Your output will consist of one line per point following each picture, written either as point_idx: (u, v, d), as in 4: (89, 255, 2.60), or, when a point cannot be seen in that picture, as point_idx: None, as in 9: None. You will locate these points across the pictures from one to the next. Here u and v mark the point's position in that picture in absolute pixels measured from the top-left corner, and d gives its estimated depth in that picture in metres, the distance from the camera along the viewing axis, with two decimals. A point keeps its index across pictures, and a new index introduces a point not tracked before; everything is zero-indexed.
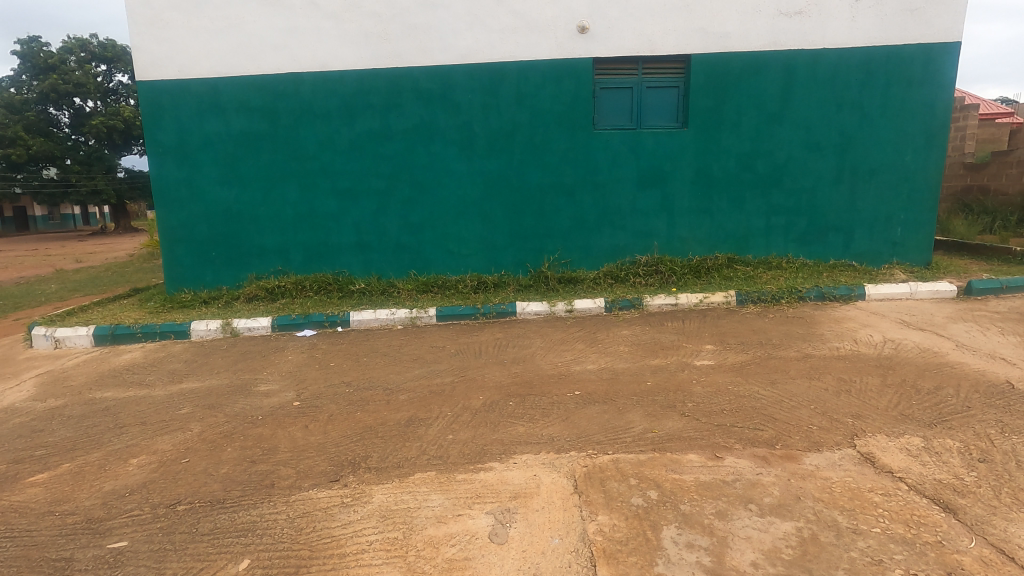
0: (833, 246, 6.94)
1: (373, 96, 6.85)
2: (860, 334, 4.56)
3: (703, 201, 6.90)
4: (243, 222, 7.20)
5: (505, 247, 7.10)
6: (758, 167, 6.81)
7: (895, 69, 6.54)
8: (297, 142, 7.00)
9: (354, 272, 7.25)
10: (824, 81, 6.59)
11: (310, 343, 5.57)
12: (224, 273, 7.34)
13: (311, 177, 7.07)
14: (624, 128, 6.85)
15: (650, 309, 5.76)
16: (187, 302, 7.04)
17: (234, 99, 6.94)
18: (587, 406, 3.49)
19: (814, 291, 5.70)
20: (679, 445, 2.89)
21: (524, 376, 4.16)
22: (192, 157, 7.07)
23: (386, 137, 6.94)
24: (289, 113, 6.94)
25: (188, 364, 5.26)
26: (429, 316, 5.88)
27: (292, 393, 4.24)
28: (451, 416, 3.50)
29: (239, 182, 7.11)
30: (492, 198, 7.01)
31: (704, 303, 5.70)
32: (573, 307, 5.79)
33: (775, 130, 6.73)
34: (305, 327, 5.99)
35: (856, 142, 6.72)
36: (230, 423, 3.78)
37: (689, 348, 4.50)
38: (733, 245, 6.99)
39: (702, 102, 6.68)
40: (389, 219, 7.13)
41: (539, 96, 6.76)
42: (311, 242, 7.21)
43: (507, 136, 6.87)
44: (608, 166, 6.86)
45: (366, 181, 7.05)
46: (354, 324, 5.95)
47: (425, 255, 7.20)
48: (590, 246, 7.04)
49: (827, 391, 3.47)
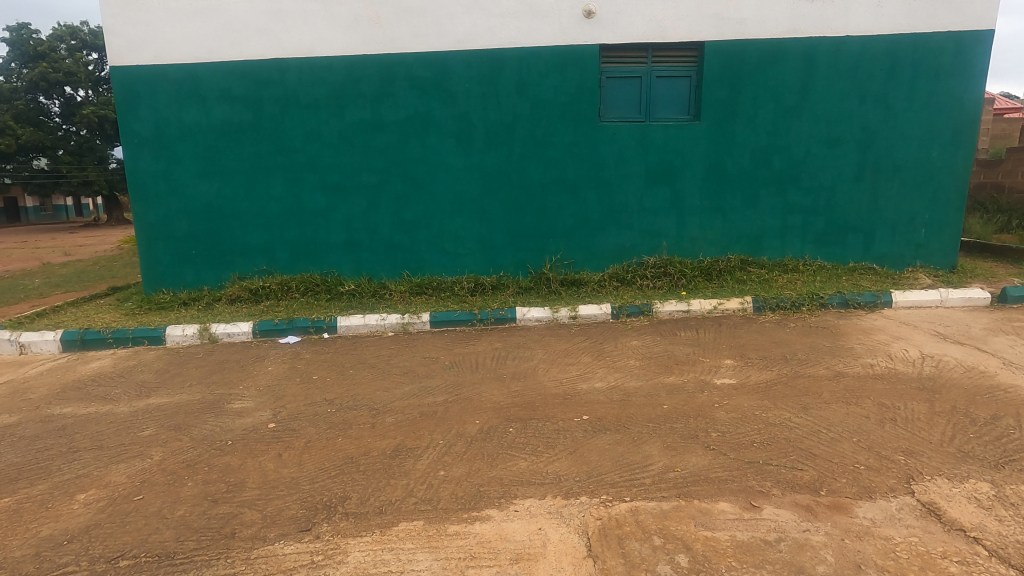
0: (853, 247, 6.53)
1: (363, 84, 6.40)
2: (893, 348, 4.15)
3: (716, 199, 6.48)
4: (225, 219, 6.76)
5: (504, 246, 6.67)
6: (774, 163, 6.38)
7: (922, 60, 6.09)
8: (282, 133, 6.54)
9: (344, 272, 6.82)
10: (847, 71, 6.15)
11: (292, 352, 5.15)
12: (206, 272, 6.91)
13: (298, 171, 6.62)
14: (631, 121, 6.42)
15: (661, 316, 5.33)
16: (166, 303, 6.63)
17: (214, 86, 6.47)
18: (596, 435, 3.09)
19: (837, 297, 5.29)
20: (707, 489, 2.48)
21: (525, 396, 3.75)
22: (170, 149, 6.61)
23: (378, 128, 6.49)
24: (273, 101, 6.48)
25: (159, 375, 4.83)
26: (421, 322, 5.46)
27: (269, 412, 3.84)
28: (443, 447, 3.09)
29: (221, 175, 6.66)
30: (491, 194, 6.57)
31: (718, 310, 5.29)
32: (577, 313, 5.37)
33: (793, 124, 6.29)
34: (289, 333, 5.57)
35: (880, 137, 6.28)
36: (195, 450, 3.37)
37: (706, 363, 4.10)
38: (746, 246, 6.57)
39: (716, 92, 6.23)
40: (381, 217, 6.69)
41: (541, 86, 6.31)
42: (298, 240, 6.78)
43: (507, 129, 6.43)
44: (614, 161, 6.42)
45: (356, 176, 6.60)
46: (341, 330, 5.52)
47: (420, 255, 6.77)
48: (594, 246, 6.62)
49: (869, 419, 3.07)
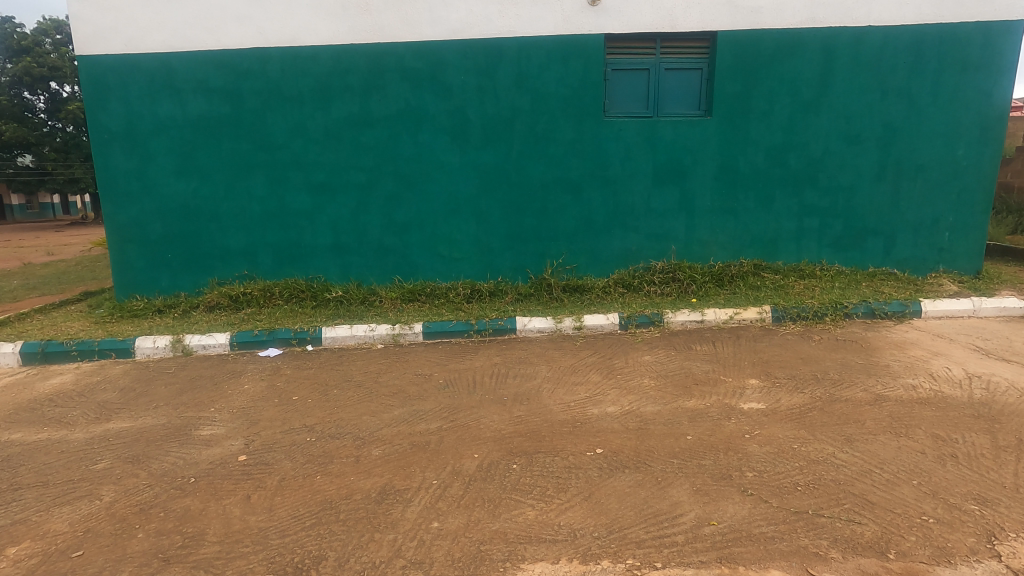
0: (872, 251, 6.16)
1: (351, 76, 5.96)
2: (934, 366, 3.77)
3: (728, 200, 6.08)
4: (203, 220, 6.30)
5: (502, 250, 6.26)
6: (790, 162, 5.99)
7: (948, 52, 5.71)
8: (263, 128, 6.09)
9: (331, 277, 6.39)
10: (868, 64, 5.77)
11: (272, 367, 4.72)
12: (183, 278, 6.45)
13: (281, 169, 6.17)
14: (638, 116, 6.00)
15: (672, 327, 4.93)
16: (140, 311, 6.20)
17: (190, 78, 6.01)
18: (614, 475, 2.68)
19: (863, 306, 4.91)
20: (752, 551, 2.10)
21: (528, 423, 3.33)
22: (143, 145, 6.15)
23: (367, 123, 6.05)
24: (254, 94, 6.02)
25: (124, 394, 4.38)
26: (413, 333, 5.04)
27: (240, 442, 3.41)
28: (437, 489, 2.67)
29: (198, 174, 6.20)
30: (488, 195, 6.15)
31: (734, 320, 4.90)
32: (583, 324, 4.96)
33: (811, 120, 5.90)
34: (270, 345, 5.13)
35: (902, 134, 5.91)
36: (152, 490, 2.93)
37: (728, 384, 3.70)
38: (759, 250, 6.19)
39: (729, 86, 5.84)
40: (370, 218, 6.26)
41: (542, 78, 5.89)
42: (281, 243, 6.33)
43: (506, 124, 6.00)
44: (620, 159, 6.02)
45: (343, 174, 6.17)
46: (326, 343, 5.09)
47: (412, 259, 6.34)
48: (598, 250, 6.21)
49: (926, 456, 2.68)
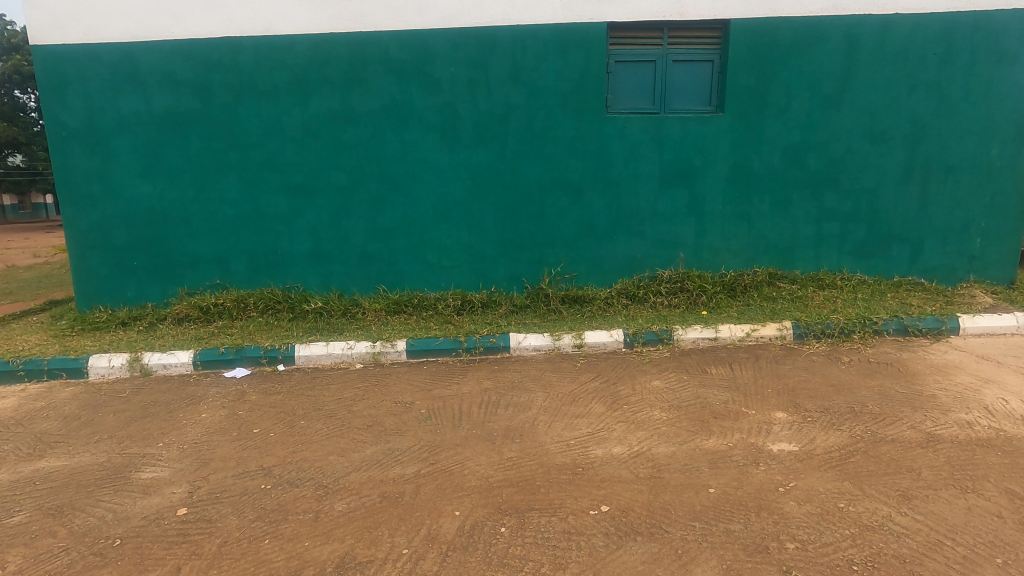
0: (897, 259, 5.67)
1: (331, 68, 5.46)
2: (987, 397, 3.29)
3: (741, 203, 5.59)
4: (171, 225, 5.80)
5: (495, 258, 5.77)
6: (809, 162, 5.50)
7: (982, 42, 5.24)
8: (235, 125, 5.59)
9: (310, 286, 5.90)
10: (895, 56, 5.29)
11: (236, 392, 4.22)
12: (149, 287, 5.95)
13: (255, 169, 5.67)
14: (644, 112, 5.52)
15: (683, 345, 4.45)
16: (102, 323, 5.71)
17: (155, 70, 5.50)
18: (626, 546, 2.21)
19: (894, 322, 4.42)
20: None
21: (521, 468, 2.85)
22: (105, 143, 5.64)
23: (348, 120, 5.56)
24: (225, 88, 5.52)
25: (66, 423, 3.89)
26: (396, 352, 4.54)
27: (184, 489, 2.91)
28: (409, 564, 2.20)
29: (165, 175, 5.70)
30: (481, 197, 5.66)
31: (751, 338, 4.42)
32: (583, 341, 4.47)
33: (832, 116, 5.42)
34: (237, 365, 4.64)
35: (931, 132, 5.42)
36: (68, 557, 2.45)
37: (752, 418, 3.21)
38: (775, 258, 5.70)
39: (743, 80, 5.35)
40: (352, 223, 5.76)
41: (539, 71, 5.40)
42: (256, 249, 5.83)
43: (499, 121, 5.51)
44: (624, 159, 5.54)
45: (323, 175, 5.67)
46: (300, 362, 4.59)
47: (398, 267, 5.85)
48: (600, 257, 5.72)
49: (1005, 521, 2.22)
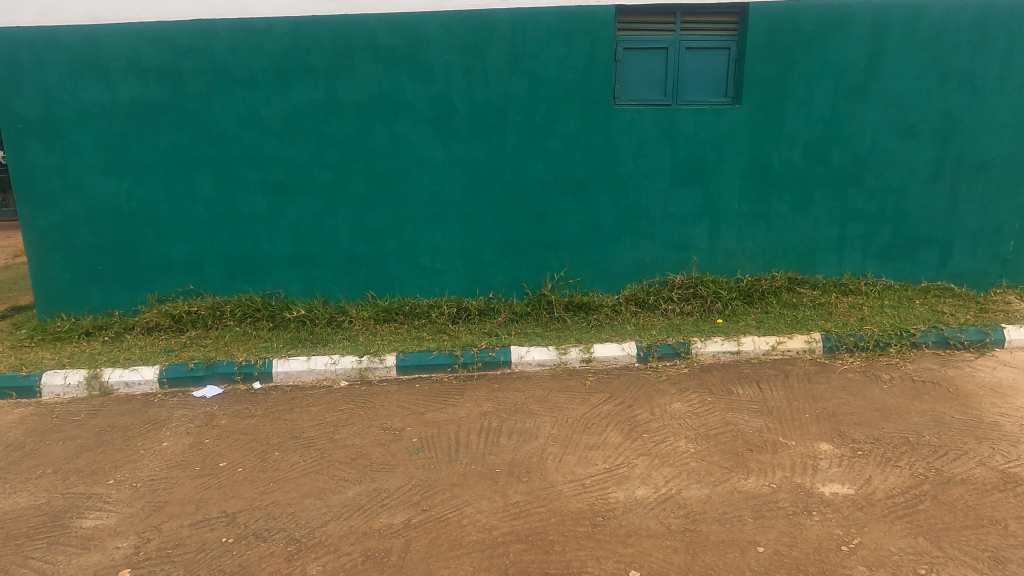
0: (925, 263, 5.29)
1: (313, 55, 4.99)
2: None
3: (759, 203, 5.18)
4: (139, 226, 5.31)
5: (494, 262, 5.32)
6: (832, 159, 5.10)
7: (1019, 30, 4.87)
8: (209, 117, 5.11)
9: (292, 293, 5.42)
10: (926, 44, 4.90)
11: (205, 415, 3.75)
12: (116, 294, 5.45)
13: (231, 165, 5.20)
14: (654, 104, 5.09)
15: (702, 360, 4.02)
16: (64, 333, 5.22)
17: (119, 56, 5.01)
18: None
19: (933, 334, 4.04)
20: None
21: (533, 517, 2.43)
22: (65, 136, 5.15)
23: (333, 112, 5.09)
24: (197, 76, 5.04)
25: (7, 455, 3.41)
26: (385, 367, 4.09)
27: (129, 545, 2.47)
28: None
29: (132, 171, 5.21)
30: (478, 196, 5.21)
31: (777, 352, 4.01)
32: (592, 356, 4.04)
33: (857, 109, 5.01)
34: (208, 383, 4.16)
35: (964, 126, 5.04)
36: None
37: (793, 451, 2.79)
38: (794, 262, 5.29)
39: (762, 68, 4.94)
40: (338, 224, 5.30)
41: (541, 58, 4.96)
42: (233, 252, 5.36)
43: (498, 113, 5.07)
44: (632, 155, 5.11)
45: (306, 172, 5.21)
46: (277, 379, 4.13)
47: (388, 272, 5.39)
48: (607, 261, 5.29)
49: None
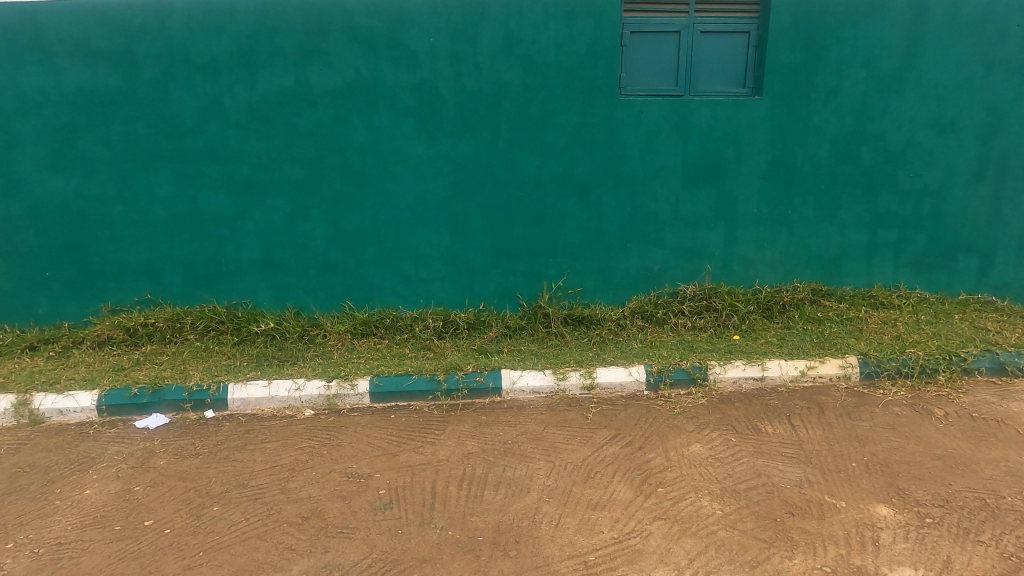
0: (964, 273, 4.77)
1: (282, 38, 4.44)
2: None
3: (781, 205, 4.64)
4: (89, 228, 4.76)
5: (485, 269, 4.78)
6: (863, 157, 4.57)
7: None
8: (166, 106, 4.56)
9: (260, 302, 4.87)
10: (969, 29, 4.37)
11: (143, 451, 3.21)
12: (64, 303, 4.89)
13: (191, 161, 4.65)
14: (664, 95, 4.55)
15: (721, 388, 3.49)
16: (5, 347, 4.67)
17: (64, 37, 4.45)
18: None
19: (987, 359, 3.53)
20: None
21: None
22: (5, 128, 4.59)
23: (304, 102, 4.55)
24: (152, 60, 4.49)
25: None
26: (356, 394, 3.56)
27: None
28: None
29: (81, 167, 4.66)
30: (467, 197, 4.67)
31: (808, 379, 3.48)
32: (594, 382, 3.51)
33: (892, 101, 4.48)
34: (154, 410, 3.62)
35: (1010, 121, 4.52)
36: None
37: (844, 518, 2.34)
38: (819, 271, 4.76)
39: (787, 55, 4.40)
40: (311, 227, 4.76)
41: (538, 42, 4.41)
42: (194, 258, 4.81)
43: (489, 104, 4.52)
44: (640, 151, 4.57)
45: (275, 169, 4.66)
46: (232, 407, 3.59)
47: (367, 280, 4.85)
48: (611, 269, 4.76)
49: None
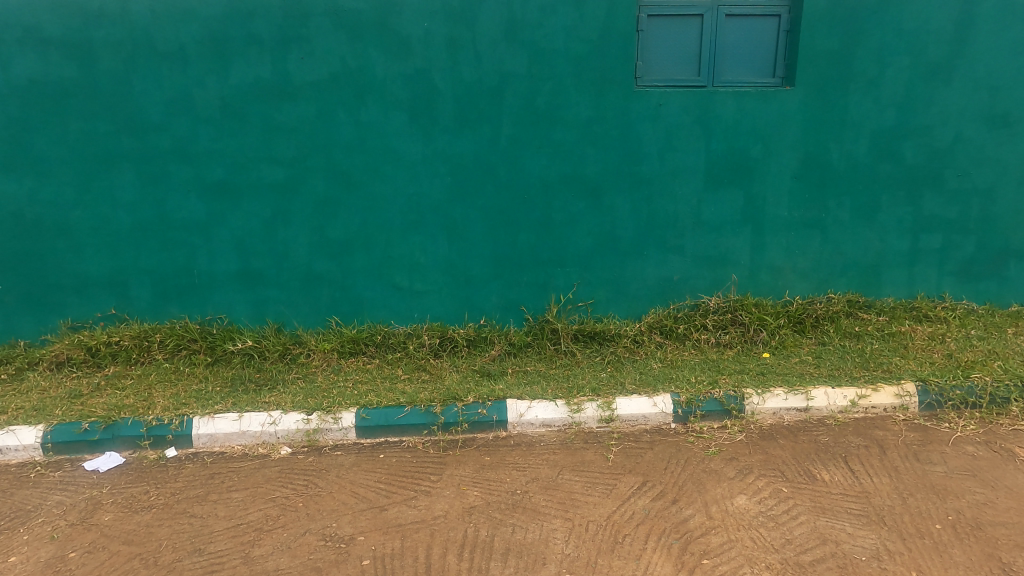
0: (1015, 282, 4.34)
1: (258, 23, 3.97)
2: None
3: (815, 208, 4.19)
4: (45, 236, 4.27)
5: (486, 280, 4.31)
6: (905, 154, 4.12)
7: None
8: (129, 100, 4.08)
9: (237, 318, 4.40)
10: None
11: (89, 502, 2.74)
12: (19, 320, 4.39)
13: (159, 162, 4.17)
14: (686, 86, 4.08)
15: (760, 420, 3.03)
16: None
17: (12, 22, 3.95)
18: None
19: None
20: None
21: None
22: None
23: (284, 95, 4.07)
24: (112, 48, 4.00)
25: None
26: (339, 429, 3.08)
27: None
28: None
29: (35, 169, 4.17)
30: (465, 200, 4.20)
31: (859, 410, 3.03)
32: (614, 414, 3.04)
33: (938, 92, 4.02)
34: (107, 448, 3.14)
35: None
36: None
37: None
38: (856, 280, 4.30)
39: (822, 41, 3.94)
40: (293, 234, 4.28)
41: (545, 27, 3.94)
42: (164, 269, 4.33)
43: (490, 96, 4.05)
44: (658, 148, 4.10)
45: (252, 170, 4.18)
46: (197, 444, 3.11)
47: (356, 293, 4.37)
48: (625, 280, 4.29)
49: None
